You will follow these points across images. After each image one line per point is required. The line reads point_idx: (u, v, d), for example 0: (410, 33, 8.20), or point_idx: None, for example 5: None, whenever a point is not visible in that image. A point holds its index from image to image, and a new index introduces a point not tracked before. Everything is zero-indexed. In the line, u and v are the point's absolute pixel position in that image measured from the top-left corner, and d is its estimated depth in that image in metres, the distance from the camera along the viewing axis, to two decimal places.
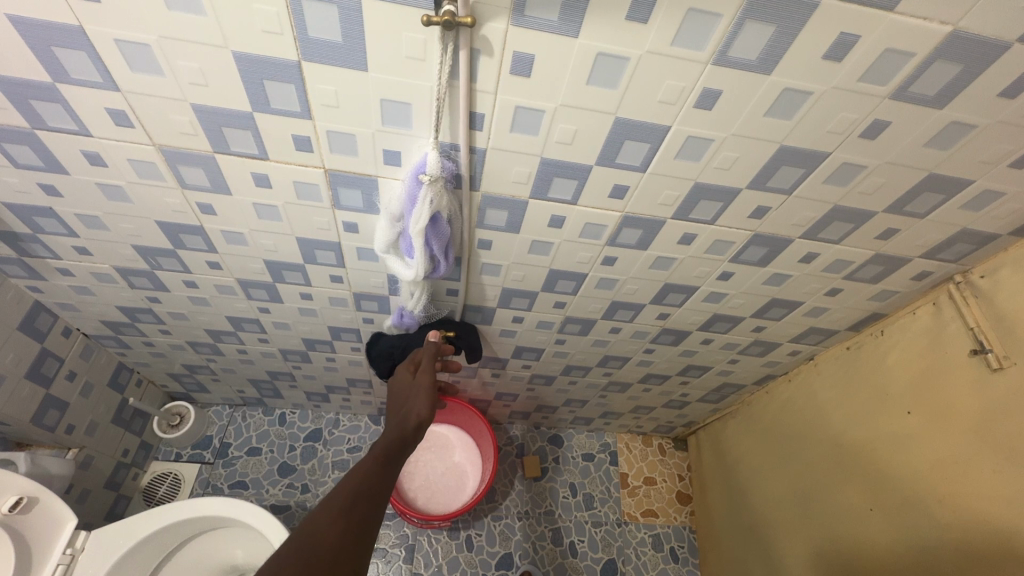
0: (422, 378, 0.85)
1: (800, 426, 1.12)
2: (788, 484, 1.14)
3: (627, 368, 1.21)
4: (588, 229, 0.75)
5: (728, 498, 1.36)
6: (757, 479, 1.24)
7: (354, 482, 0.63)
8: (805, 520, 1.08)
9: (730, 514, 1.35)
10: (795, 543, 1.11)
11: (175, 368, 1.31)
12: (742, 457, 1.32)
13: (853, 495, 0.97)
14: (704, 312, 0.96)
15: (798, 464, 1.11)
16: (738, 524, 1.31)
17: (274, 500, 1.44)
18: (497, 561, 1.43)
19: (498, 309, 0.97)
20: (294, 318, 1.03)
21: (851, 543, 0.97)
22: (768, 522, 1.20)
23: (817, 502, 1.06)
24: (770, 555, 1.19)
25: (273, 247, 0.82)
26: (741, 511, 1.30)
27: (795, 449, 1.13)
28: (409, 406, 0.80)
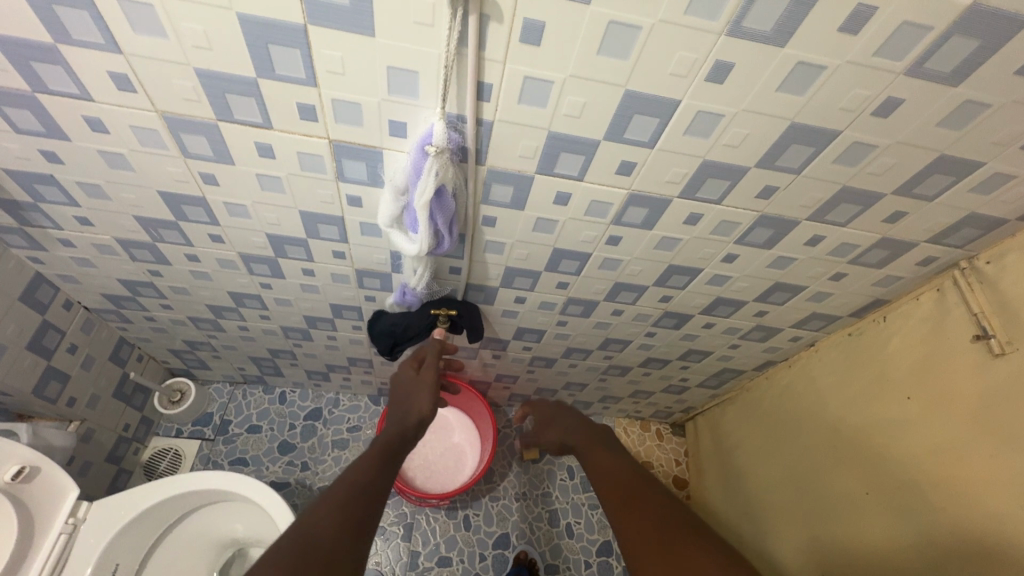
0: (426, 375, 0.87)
1: (799, 416, 1.12)
2: (787, 476, 1.14)
3: (628, 352, 1.21)
4: (594, 207, 0.74)
5: (725, 489, 1.37)
6: (756, 466, 1.25)
7: (355, 477, 0.63)
8: (804, 508, 1.09)
9: (726, 500, 1.36)
10: (792, 530, 1.11)
11: (175, 344, 1.31)
12: (742, 447, 1.32)
13: (852, 486, 0.98)
14: (707, 295, 0.96)
15: (797, 455, 1.12)
16: (735, 510, 1.32)
17: (274, 477, 1.45)
18: (494, 540, 1.45)
19: (501, 288, 0.96)
20: (296, 294, 1.03)
21: (853, 537, 0.96)
22: (767, 516, 1.20)
23: (817, 496, 1.05)
24: (765, 542, 1.19)
25: (276, 220, 0.81)
26: (739, 503, 1.30)
27: (794, 438, 1.13)
28: (409, 403, 0.82)
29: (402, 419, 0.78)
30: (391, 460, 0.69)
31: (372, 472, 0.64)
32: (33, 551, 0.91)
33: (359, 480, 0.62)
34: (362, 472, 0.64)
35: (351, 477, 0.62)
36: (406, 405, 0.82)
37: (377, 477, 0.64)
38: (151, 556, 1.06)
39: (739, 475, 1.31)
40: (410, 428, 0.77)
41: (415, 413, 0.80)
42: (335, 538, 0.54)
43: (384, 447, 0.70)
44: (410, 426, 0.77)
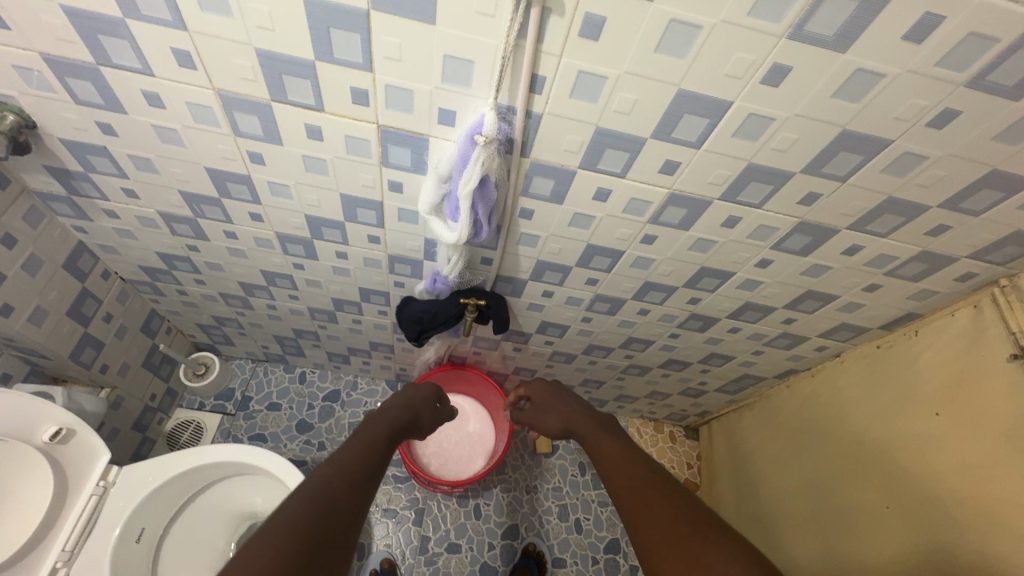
0: (427, 394, 1.01)
1: (822, 428, 1.12)
2: (806, 489, 1.13)
3: (649, 352, 1.21)
4: (632, 205, 0.75)
5: (738, 496, 1.37)
6: (772, 473, 1.25)
7: (359, 454, 0.71)
8: (818, 517, 1.09)
9: (738, 506, 1.37)
10: (806, 540, 1.12)
11: (203, 318, 1.34)
12: (759, 455, 1.32)
13: (872, 502, 0.97)
14: (735, 300, 0.96)
15: (817, 469, 1.11)
16: (746, 516, 1.32)
17: (292, 454, 1.48)
18: (503, 530, 1.47)
19: (529, 281, 0.97)
20: (327, 276, 1.05)
21: (870, 553, 0.96)
22: (782, 527, 1.19)
23: (836, 511, 1.05)
24: (777, 549, 1.20)
25: (316, 202, 0.83)
26: (753, 512, 1.30)
27: (815, 450, 1.13)
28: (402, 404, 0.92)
29: (393, 414, 0.87)
30: (381, 449, 0.75)
31: (369, 459, 0.71)
32: (67, 510, 0.94)
33: (354, 463, 0.69)
34: (357, 458, 0.70)
35: (346, 461, 0.68)
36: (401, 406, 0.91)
37: (369, 463, 0.70)
38: (174, 522, 1.10)
39: (753, 482, 1.32)
40: (402, 426, 0.86)
41: (403, 412, 0.89)
42: (338, 519, 0.60)
43: (375, 436, 0.77)
44: (401, 425, 0.85)
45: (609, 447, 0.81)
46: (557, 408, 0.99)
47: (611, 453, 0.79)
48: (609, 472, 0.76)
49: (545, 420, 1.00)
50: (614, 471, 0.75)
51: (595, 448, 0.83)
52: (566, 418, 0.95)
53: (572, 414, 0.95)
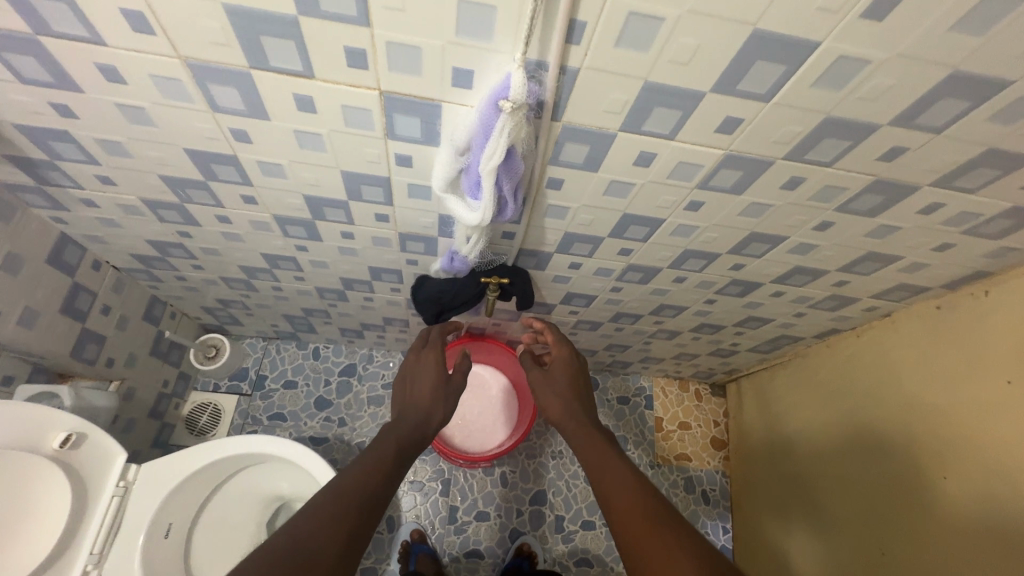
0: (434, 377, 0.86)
1: (865, 392, 1.07)
2: (850, 458, 1.09)
3: (681, 317, 1.14)
4: (679, 169, 0.64)
5: (772, 461, 1.34)
6: (808, 433, 1.22)
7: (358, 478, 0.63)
8: (863, 480, 1.06)
9: (771, 463, 1.35)
10: (847, 500, 1.10)
11: (207, 301, 1.27)
12: (793, 414, 1.28)
13: (926, 472, 0.93)
14: (784, 264, 0.87)
15: (861, 436, 1.07)
16: (781, 473, 1.31)
17: (313, 432, 1.47)
18: (531, 496, 1.46)
19: (555, 254, 0.88)
20: (333, 257, 0.97)
21: (926, 526, 0.92)
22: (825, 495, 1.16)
23: (884, 481, 1.01)
24: (815, 507, 1.19)
25: (315, 181, 0.73)
26: (791, 477, 1.27)
27: (858, 416, 1.08)
28: (408, 404, 0.82)
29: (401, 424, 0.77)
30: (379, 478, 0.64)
31: (364, 494, 0.61)
32: (90, 514, 0.91)
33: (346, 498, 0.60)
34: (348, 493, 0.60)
35: (338, 491, 0.60)
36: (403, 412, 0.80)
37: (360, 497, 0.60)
38: (204, 510, 1.08)
39: (788, 440, 1.29)
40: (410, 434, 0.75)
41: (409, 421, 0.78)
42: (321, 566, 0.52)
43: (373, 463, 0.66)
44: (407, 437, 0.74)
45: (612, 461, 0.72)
46: (560, 395, 0.89)
47: (613, 471, 0.70)
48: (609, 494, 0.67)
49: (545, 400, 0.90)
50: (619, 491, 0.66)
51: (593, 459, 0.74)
52: (568, 413, 0.86)
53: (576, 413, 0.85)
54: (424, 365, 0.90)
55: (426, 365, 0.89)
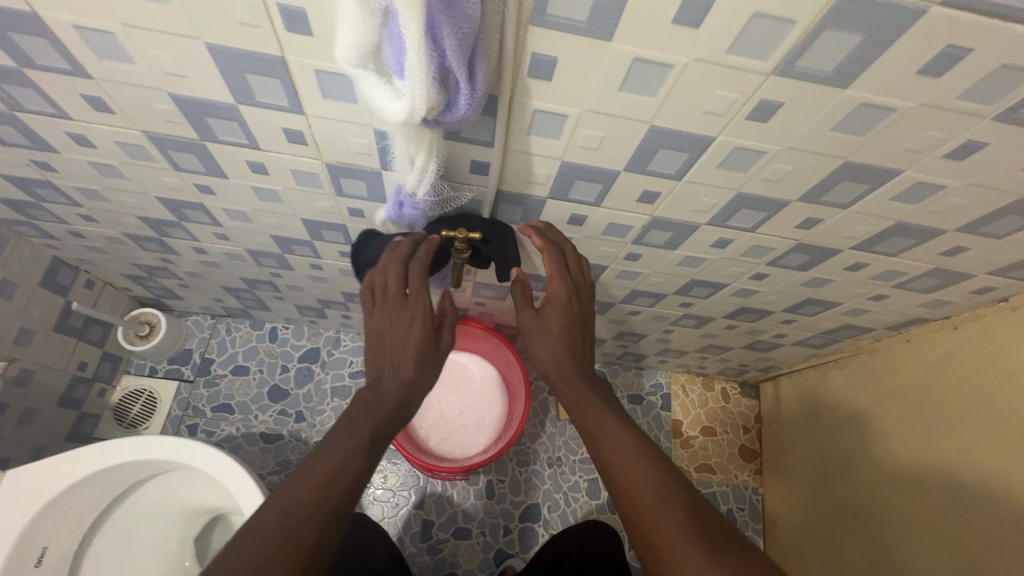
0: (414, 343, 0.58)
1: (962, 407, 0.82)
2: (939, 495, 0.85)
3: (716, 298, 0.88)
4: (751, 33, 0.38)
5: (809, 442, 1.14)
6: (868, 423, 0.99)
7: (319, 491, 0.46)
8: (927, 477, 0.86)
9: (807, 448, 1.14)
10: (900, 492, 0.91)
11: (128, 266, 1.04)
12: (847, 404, 1.04)
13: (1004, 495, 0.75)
14: (878, 221, 0.60)
15: (936, 440, 0.85)
16: (817, 456, 1.11)
17: (265, 428, 1.23)
18: (522, 512, 1.22)
19: (549, 201, 0.63)
20: (252, 204, 0.72)
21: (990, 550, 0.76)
22: (897, 537, 0.91)
23: (988, 527, 0.77)
24: (855, 495, 1.01)
25: (178, 68, 0.48)
26: (845, 506, 1.03)
27: (944, 423, 0.84)
28: (378, 399, 0.54)
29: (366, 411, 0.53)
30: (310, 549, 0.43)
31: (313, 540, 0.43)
32: None
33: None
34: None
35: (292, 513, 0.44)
36: (366, 409, 0.53)
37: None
38: (103, 522, 0.86)
39: (837, 432, 1.06)
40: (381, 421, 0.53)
41: (378, 422, 0.52)
42: None
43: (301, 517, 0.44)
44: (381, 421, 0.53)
45: (643, 467, 0.50)
46: (557, 362, 0.60)
47: (636, 471, 0.50)
48: (641, 515, 0.47)
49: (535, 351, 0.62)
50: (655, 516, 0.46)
51: (611, 452, 0.52)
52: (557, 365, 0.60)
53: (581, 384, 0.59)
54: (412, 329, 0.58)
55: (416, 330, 0.58)
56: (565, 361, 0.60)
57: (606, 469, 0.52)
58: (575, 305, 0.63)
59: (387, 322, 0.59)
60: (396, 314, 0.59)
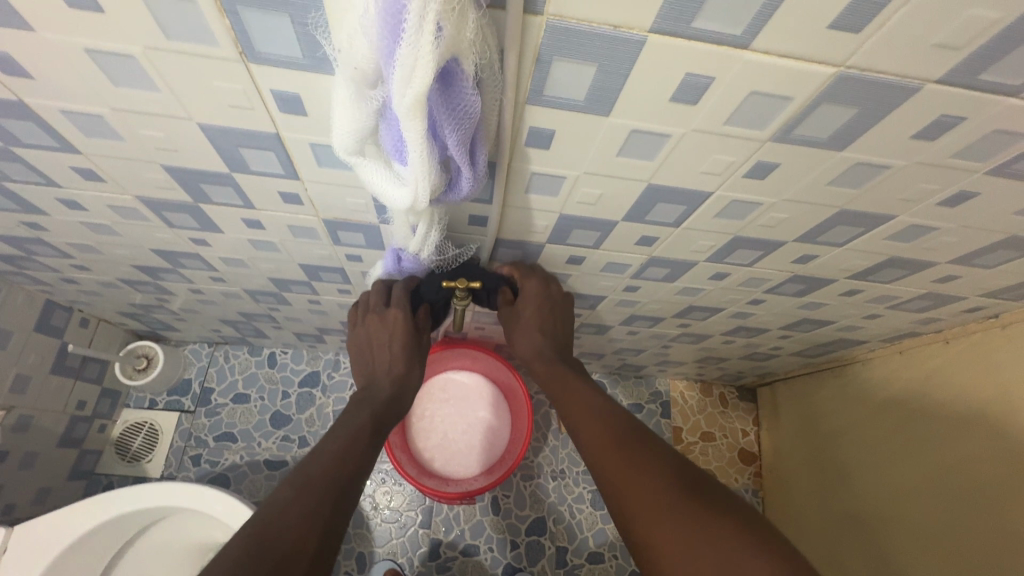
0: (400, 348, 0.69)
1: (922, 391, 0.90)
2: (902, 459, 0.93)
3: (714, 320, 0.88)
4: (747, 108, 0.38)
5: (796, 429, 1.20)
6: (858, 425, 1.03)
7: (332, 466, 0.53)
8: (889, 448, 0.96)
9: (798, 442, 1.19)
10: (869, 464, 1.00)
11: (122, 305, 1.03)
12: (840, 409, 1.07)
13: (948, 451, 0.85)
14: (874, 256, 0.61)
15: (898, 415, 0.94)
16: (803, 444, 1.17)
17: (268, 455, 1.24)
18: (528, 526, 1.24)
19: (548, 245, 0.63)
20: (248, 253, 0.71)
21: (940, 495, 0.86)
22: (875, 507, 0.98)
23: (936, 479, 0.87)
24: (833, 473, 1.09)
25: (170, 144, 0.47)
26: (830, 481, 1.10)
27: (902, 402, 0.93)
28: (371, 393, 0.66)
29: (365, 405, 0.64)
30: (325, 520, 0.48)
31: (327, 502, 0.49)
32: None
33: (258, 551, 0.42)
34: (267, 533, 0.44)
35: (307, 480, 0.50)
36: (367, 403, 0.64)
37: (296, 544, 0.44)
38: (123, 557, 0.88)
39: (829, 431, 1.10)
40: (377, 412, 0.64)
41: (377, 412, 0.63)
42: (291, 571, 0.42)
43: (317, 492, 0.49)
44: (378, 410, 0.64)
45: (603, 424, 0.58)
46: (538, 353, 0.71)
47: (596, 425, 0.58)
48: (602, 455, 0.55)
49: (520, 344, 0.72)
50: (611, 455, 0.53)
51: (578, 417, 0.61)
52: (536, 351, 0.71)
53: (559, 368, 0.68)
54: (391, 334, 0.68)
55: (394, 335, 0.68)
56: (541, 347, 0.70)
57: (575, 431, 0.61)
58: (545, 305, 0.69)
59: (371, 331, 0.70)
60: (375, 322, 0.69)
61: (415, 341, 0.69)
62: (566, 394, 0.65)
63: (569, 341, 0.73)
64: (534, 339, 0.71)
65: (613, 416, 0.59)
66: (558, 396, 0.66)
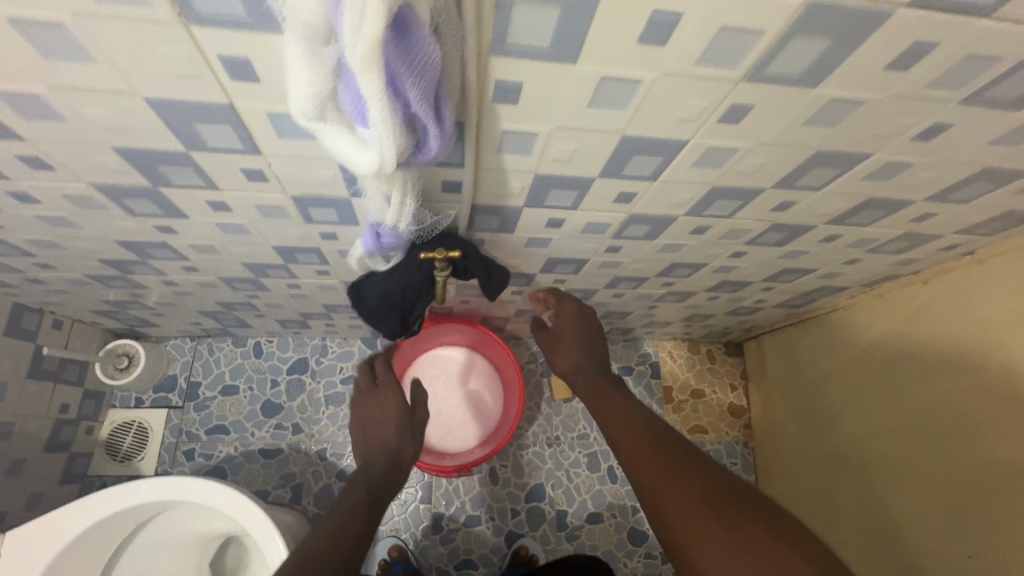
0: (395, 413, 0.78)
1: (901, 338, 0.92)
2: (880, 413, 0.96)
3: (698, 276, 0.89)
4: (717, 46, 0.37)
5: (781, 385, 1.23)
6: (839, 374, 1.06)
7: (333, 552, 0.55)
8: (878, 405, 0.97)
9: (784, 397, 1.22)
10: (858, 420, 1.01)
11: (95, 303, 1.00)
12: (821, 360, 1.10)
13: (937, 401, 0.86)
14: (852, 198, 0.60)
15: (881, 367, 0.96)
16: (790, 400, 1.20)
17: (262, 444, 1.23)
18: (526, 493, 1.26)
19: (525, 209, 0.62)
20: (218, 238, 0.69)
21: (936, 454, 0.86)
22: (870, 466, 0.99)
23: (928, 435, 0.87)
24: (824, 432, 1.10)
25: (118, 124, 0.44)
26: (823, 443, 1.10)
27: (885, 353, 0.95)
28: (366, 473, 0.70)
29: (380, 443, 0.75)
30: None
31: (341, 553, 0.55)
32: None
33: None
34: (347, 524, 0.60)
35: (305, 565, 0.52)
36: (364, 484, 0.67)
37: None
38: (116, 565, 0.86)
39: (811, 381, 1.13)
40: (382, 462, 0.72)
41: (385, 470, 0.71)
42: None
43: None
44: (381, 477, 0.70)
45: (638, 422, 0.60)
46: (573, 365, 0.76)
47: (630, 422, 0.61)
48: (635, 451, 0.57)
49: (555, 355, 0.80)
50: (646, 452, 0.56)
51: (611, 415, 0.64)
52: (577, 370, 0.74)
53: (598, 378, 0.71)
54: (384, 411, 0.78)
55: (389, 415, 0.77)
56: (586, 371, 0.73)
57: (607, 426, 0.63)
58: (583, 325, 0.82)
59: (367, 409, 0.79)
60: (369, 399, 0.80)
61: (408, 416, 0.79)
62: (601, 395, 0.68)
63: (606, 359, 0.77)
64: (575, 356, 0.77)
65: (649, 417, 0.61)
66: (594, 398, 0.69)
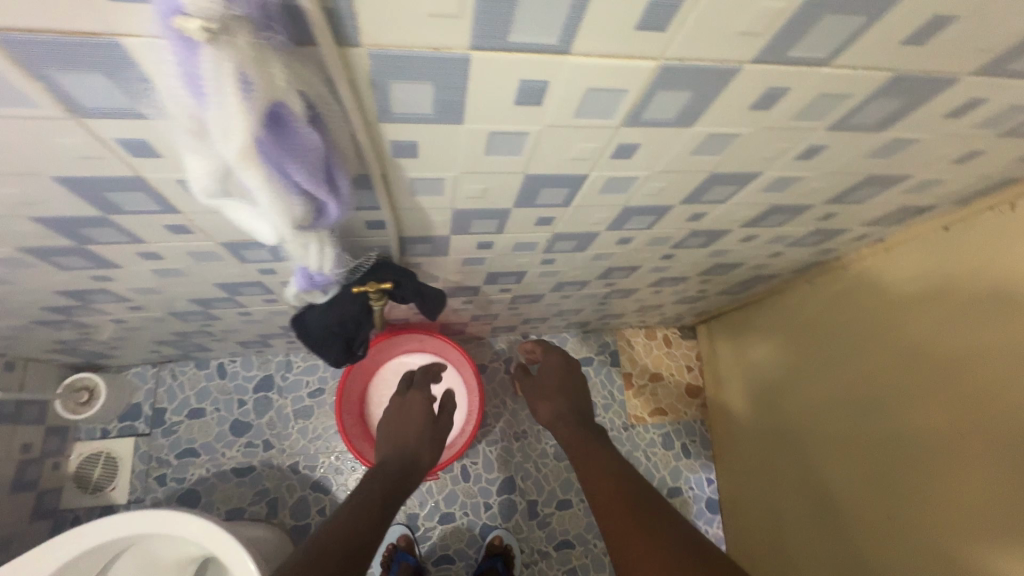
0: (420, 416, 0.87)
1: (826, 321, 0.98)
2: (810, 391, 1.04)
3: (636, 276, 0.93)
4: (590, 101, 0.40)
5: (729, 366, 1.31)
6: (776, 354, 1.13)
7: (348, 529, 0.62)
8: (808, 384, 1.04)
9: (732, 377, 1.30)
10: (793, 397, 1.09)
11: (46, 343, 1.00)
12: (761, 341, 1.17)
13: (853, 380, 0.93)
14: (757, 206, 0.65)
15: (811, 348, 1.03)
16: (737, 380, 1.28)
17: (234, 463, 1.25)
18: (498, 487, 1.31)
19: (452, 236, 0.64)
20: (157, 281, 0.70)
21: (853, 427, 0.94)
22: (803, 440, 1.07)
23: (846, 410, 0.95)
24: (765, 409, 1.18)
25: (30, 198, 0.45)
26: (765, 419, 1.19)
27: (812, 335, 1.02)
28: (386, 467, 0.77)
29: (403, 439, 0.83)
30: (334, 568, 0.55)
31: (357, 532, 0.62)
32: None
33: None
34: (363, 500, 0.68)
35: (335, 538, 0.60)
36: (384, 477, 0.74)
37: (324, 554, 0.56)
38: None
39: (754, 362, 1.20)
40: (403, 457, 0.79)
41: (404, 463, 0.78)
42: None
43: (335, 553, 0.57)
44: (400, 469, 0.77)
45: (608, 472, 0.68)
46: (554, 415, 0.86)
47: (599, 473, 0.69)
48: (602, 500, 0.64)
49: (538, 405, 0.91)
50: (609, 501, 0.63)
51: (586, 465, 0.72)
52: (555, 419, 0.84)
53: (576, 427, 0.81)
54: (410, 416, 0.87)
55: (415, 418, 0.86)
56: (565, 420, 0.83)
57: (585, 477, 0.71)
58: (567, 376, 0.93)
59: (396, 412, 0.89)
60: (396, 406, 0.90)
61: (430, 423, 0.88)
62: (583, 448, 0.75)
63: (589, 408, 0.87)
64: (556, 404, 0.87)
65: (620, 467, 0.69)
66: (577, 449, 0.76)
